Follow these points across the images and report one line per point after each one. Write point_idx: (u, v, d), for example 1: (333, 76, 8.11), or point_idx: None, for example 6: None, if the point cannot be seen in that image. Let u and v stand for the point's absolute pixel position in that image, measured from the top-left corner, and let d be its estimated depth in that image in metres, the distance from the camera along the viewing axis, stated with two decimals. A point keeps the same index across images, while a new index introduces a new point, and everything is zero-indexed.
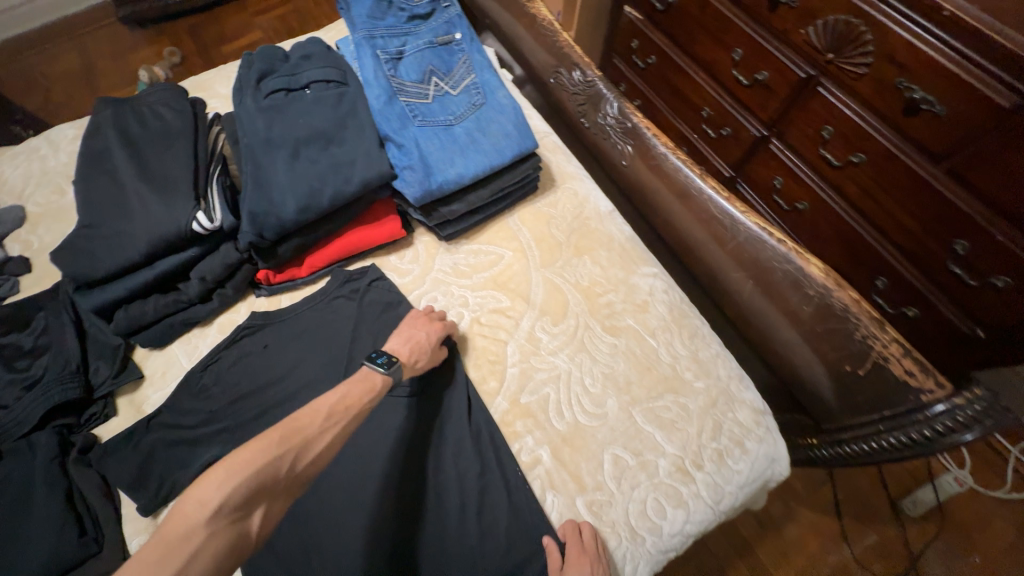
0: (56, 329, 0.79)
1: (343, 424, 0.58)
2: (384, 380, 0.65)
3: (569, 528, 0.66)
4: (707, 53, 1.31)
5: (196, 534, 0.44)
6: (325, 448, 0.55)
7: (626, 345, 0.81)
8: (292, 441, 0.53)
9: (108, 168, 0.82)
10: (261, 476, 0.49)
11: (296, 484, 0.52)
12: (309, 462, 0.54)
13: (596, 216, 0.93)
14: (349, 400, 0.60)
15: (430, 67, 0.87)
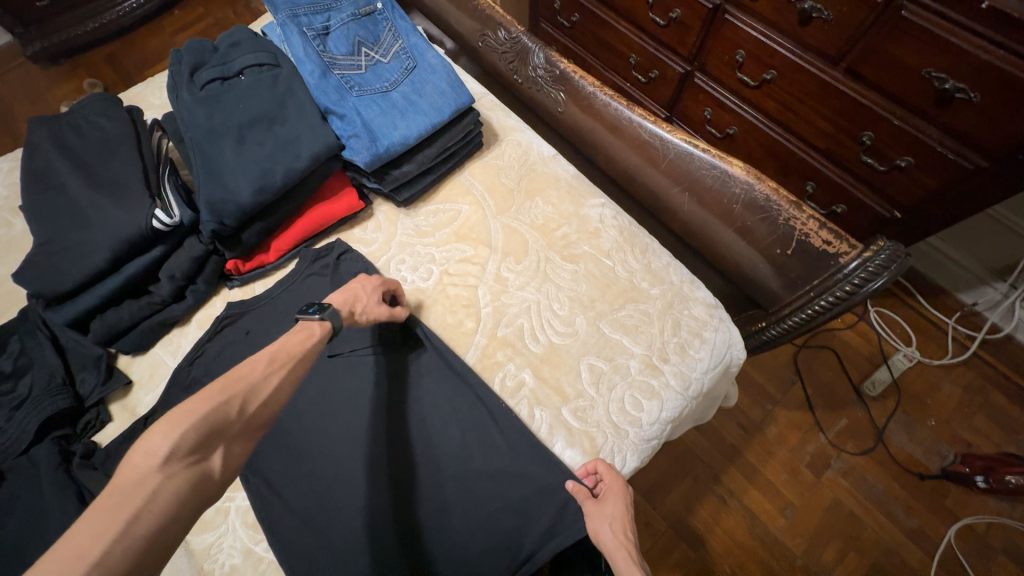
0: (35, 348, 0.80)
1: (291, 367, 0.58)
2: (326, 328, 0.65)
3: (603, 468, 0.70)
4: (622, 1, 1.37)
5: (151, 479, 0.43)
6: (274, 391, 0.55)
7: (586, 269, 0.87)
8: (235, 388, 0.52)
9: (54, 183, 0.82)
10: (211, 419, 0.48)
11: (253, 426, 0.51)
12: (262, 404, 0.53)
13: (542, 160, 0.99)
14: (291, 348, 0.59)
15: (358, 39, 0.90)
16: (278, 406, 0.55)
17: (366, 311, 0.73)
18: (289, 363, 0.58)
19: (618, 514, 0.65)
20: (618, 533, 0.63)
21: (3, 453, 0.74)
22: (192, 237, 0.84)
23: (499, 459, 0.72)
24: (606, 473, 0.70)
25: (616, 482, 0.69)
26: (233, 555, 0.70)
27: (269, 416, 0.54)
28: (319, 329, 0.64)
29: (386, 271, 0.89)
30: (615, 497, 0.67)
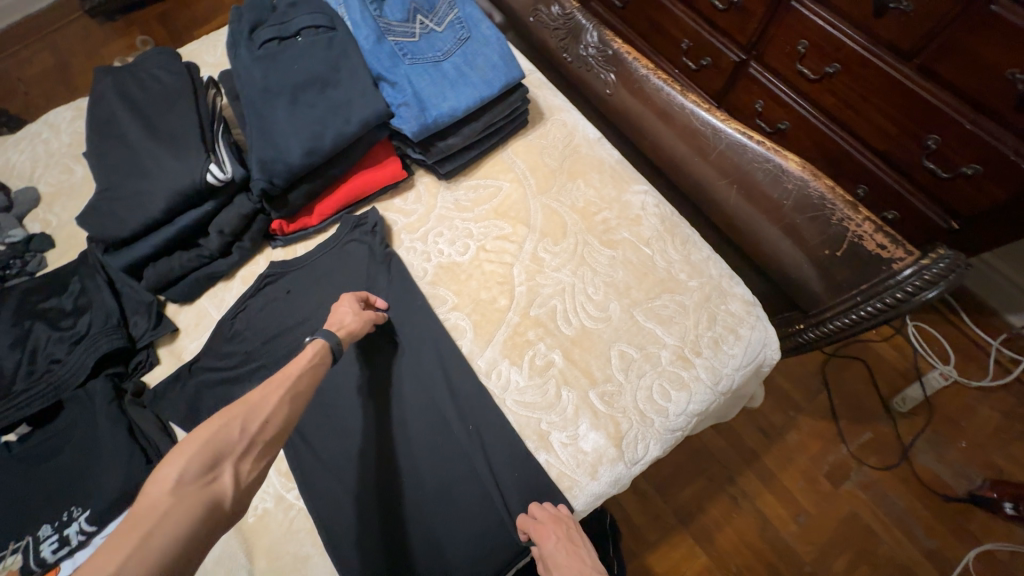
0: (93, 289, 0.84)
1: (290, 384, 0.58)
2: (321, 346, 0.66)
3: (525, 519, 0.69)
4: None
5: (162, 502, 0.44)
6: (273, 408, 0.55)
7: (624, 255, 0.86)
8: (234, 409, 0.53)
9: (116, 132, 0.86)
10: (216, 442, 0.49)
11: (259, 441, 0.53)
12: (264, 423, 0.54)
13: (586, 143, 0.98)
14: (291, 367, 0.60)
15: (414, 6, 0.88)
16: (283, 420, 0.55)
17: (352, 321, 0.74)
18: (285, 381, 0.58)
19: (552, 562, 0.64)
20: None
21: (61, 384, 0.79)
22: (241, 193, 0.86)
23: (518, 435, 0.76)
24: (528, 524, 0.68)
25: (547, 519, 0.68)
26: (265, 499, 0.75)
27: (275, 433, 0.54)
28: (309, 347, 0.65)
29: (424, 243, 0.91)
30: (546, 545, 0.65)
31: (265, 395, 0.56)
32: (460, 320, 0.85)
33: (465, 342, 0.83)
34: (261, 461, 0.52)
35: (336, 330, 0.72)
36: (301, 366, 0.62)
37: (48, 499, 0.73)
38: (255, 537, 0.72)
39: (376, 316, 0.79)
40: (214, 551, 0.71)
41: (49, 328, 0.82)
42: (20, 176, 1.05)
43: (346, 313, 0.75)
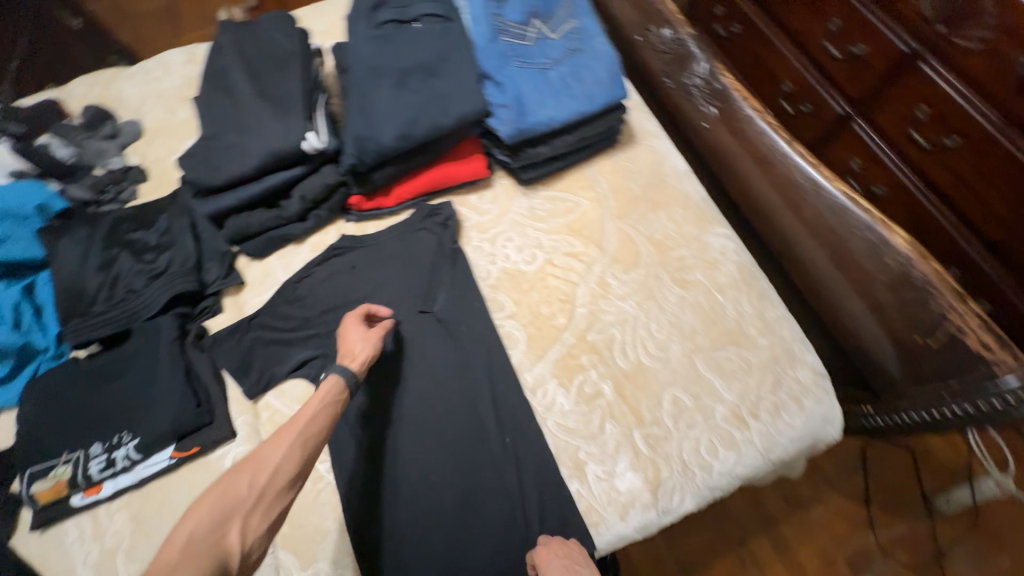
0: (178, 230, 0.88)
1: (298, 432, 0.60)
2: (335, 383, 0.68)
3: (533, 548, 0.69)
4: (799, 23, 1.25)
5: (174, 559, 0.47)
6: (282, 456, 0.58)
7: (694, 298, 0.83)
8: (244, 467, 0.56)
9: (227, 86, 0.89)
10: (225, 499, 0.52)
11: (270, 492, 0.55)
12: (273, 473, 0.56)
13: (674, 175, 0.95)
14: (303, 414, 0.63)
15: (533, 10, 0.85)
16: (291, 468, 0.57)
17: (362, 348, 0.74)
18: (296, 426, 0.61)
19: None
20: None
21: (133, 314, 0.83)
22: (328, 164, 0.88)
23: (554, 458, 0.74)
24: (533, 551, 0.68)
25: (550, 543, 0.67)
26: None
27: (287, 479, 0.57)
28: (324, 386, 0.67)
29: (492, 245, 0.91)
30: (545, 566, 0.64)
31: (277, 443, 0.59)
32: (515, 329, 0.84)
33: (517, 353, 0.82)
34: (272, 511, 0.55)
35: (349, 362, 0.72)
36: (313, 409, 0.64)
37: (105, 419, 0.78)
38: None
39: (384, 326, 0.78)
40: None
41: (132, 258, 0.86)
42: (128, 108, 1.12)
43: (360, 342, 0.75)
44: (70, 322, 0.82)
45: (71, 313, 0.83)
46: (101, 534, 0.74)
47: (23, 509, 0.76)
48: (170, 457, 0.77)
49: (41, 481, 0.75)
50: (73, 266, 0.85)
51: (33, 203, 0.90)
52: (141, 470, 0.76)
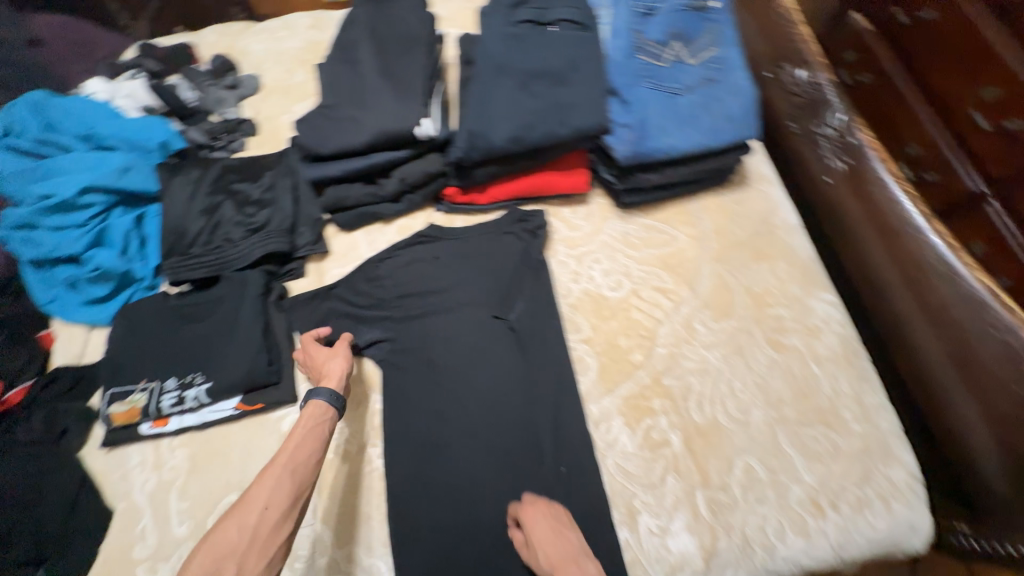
0: (281, 189, 0.90)
1: (279, 469, 0.59)
2: (318, 406, 0.68)
3: (514, 504, 0.67)
4: (919, 45, 0.97)
5: None
6: (269, 491, 0.57)
7: (786, 363, 0.77)
8: (236, 510, 0.56)
9: (353, 59, 0.91)
10: (218, 547, 0.52)
11: (263, 533, 0.54)
12: (263, 510, 0.55)
13: (784, 227, 0.89)
14: (291, 448, 0.62)
15: (676, 31, 0.80)
16: (282, 502, 0.57)
17: (333, 364, 0.74)
18: (283, 455, 0.61)
19: (537, 540, 0.61)
20: (545, 564, 0.59)
21: (225, 261, 0.86)
22: (434, 152, 0.88)
23: (607, 500, 0.70)
24: (516, 506, 0.66)
25: (534, 501, 0.65)
26: (348, 443, 0.77)
27: (281, 512, 0.56)
28: (307, 411, 0.67)
29: (578, 263, 0.88)
30: (532, 526, 0.62)
31: (265, 476, 0.59)
32: (587, 355, 0.81)
33: (586, 380, 0.79)
34: (269, 548, 0.54)
35: (325, 383, 0.72)
36: (298, 439, 0.63)
37: (183, 357, 0.81)
38: (330, 473, 0.75)
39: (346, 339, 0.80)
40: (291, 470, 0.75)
41: (235, 208, 0.89)
42: (251, 62, 1.16)
43: (330, 360, 0.75)
44: (170, 259, 0.86)
45: (172, 250, 0.87)
46: (160, 466, 0.77)
47: (97, 425, 0.82)
48: (234, 407, 0.79)
49: (120, 403, 0.78)
50: (180, 206, 0.88)
51: (157, 140, 0.94)
52: (205, 414, 0.79)
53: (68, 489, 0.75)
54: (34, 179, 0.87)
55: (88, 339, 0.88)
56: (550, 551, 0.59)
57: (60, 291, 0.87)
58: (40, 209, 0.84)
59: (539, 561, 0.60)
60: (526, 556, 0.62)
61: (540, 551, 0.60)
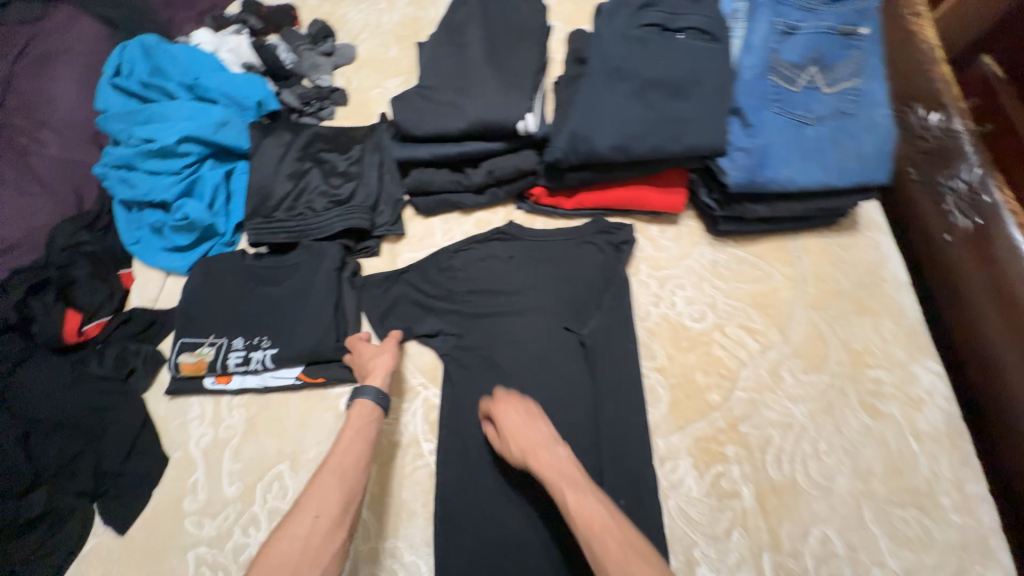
0: (367, 164, 0.89)
1: (325, 475, 0.56)
2: (365, 405, 0.65)
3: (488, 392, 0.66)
4: None
5: None
6: (322, 499, 0.54)
7: (881, 432, 0.70)
8: (287, 520, 0.53)
9: (459, 43, 0.88)
10: (273, 558, 0.50)
11: (317, 548, 0.51)
12: (314, 519, 0.53)
13: (892, 282, 0.81)
14: (340, 455, 0.59)
15: (817, 54, 0.73)
16: (334, 511, 0.54)
17: (378, 359, 0.72)
18: (332, 459, 0.58)
19: (508, 432, 0.61)
20: (515, 450, 0.60)
21: (304, 229, 0.85)
22: (529, 149, 0.84)
23: (666, 544, 0.66)
24: (490, 402, 0.66)
25: (507, 398, 0.64)
26: (403, 432, 0.77)
27: (334, 519, 0.53)
28: (353, 412, 0.64)
29: (660, 285, 0.83)
30: (504, 417, 0.62)
31: (315, 481, 0.56)
32: (659, 386, 0.76)
33: (655, 411, 0.75)
34: (321, 562, 0.51)
35: (372, 381, 0.69)
36: (347, 444, 0.60)
37: (252, 318, 0.81)
38: (381, 461, 0.75)
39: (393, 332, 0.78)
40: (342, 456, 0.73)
41: (320, 177, 0.88)
42: (348, 32, 1.15)
43: (376, 356, 0.73)
44: (253, 220, 0.86)
45: (255, 211, 0.87)
46: (217, 423, 0.78)
47: (161, 370, 0.84)
48: (296, 377, 0.79)
49: (188, 354, 0.80)
50: (268, 168, 0.88)
51: (254, 98, 0.93)
52: (267, 378, 0.79)
53: (130, 429, 0.77)
54: (138, 122, 0.89)
55: (163, 285, 0.91)
56: (520, 439, 0.60)
57: (145, 233, 0.90)
58: (140, 152, 0.86)
59: (510, 448, 0.60)
60: (499, 445, 0.63)
61: (510, 439, 0.60)
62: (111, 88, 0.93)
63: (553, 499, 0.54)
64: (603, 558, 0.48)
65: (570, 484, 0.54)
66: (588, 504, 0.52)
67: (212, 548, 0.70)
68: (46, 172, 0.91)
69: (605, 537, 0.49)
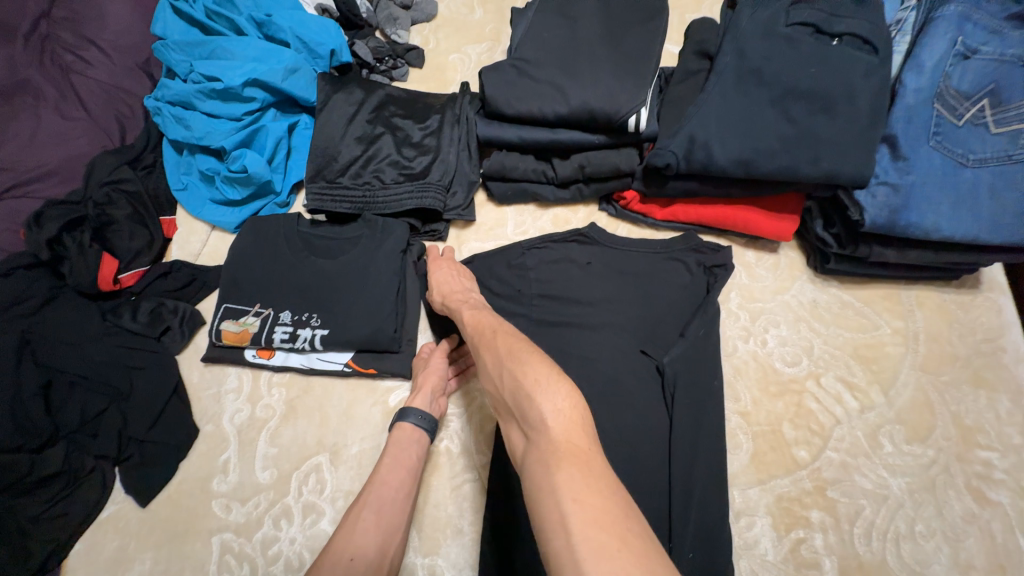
0: (445, 137, 0.80)
1: (359, 513, 0.55)
2: (406, 431, 0.64)
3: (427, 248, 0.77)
4: None
5: None
6: (359, 542, 0.52)
7: (986, 522, 0.63)
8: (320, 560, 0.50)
9: (567, 16, 0.78)
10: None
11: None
12: (349, 559, 0.50)
13: (1014, 353, 0.72)
14: (378, 490, 0.58)
15: (996, 86, 0.62)
16: (369, 558, 0.52)
17: (425, 374, 0.68)
18: (371, 491, 0.58)
19: (435, 281, 0.70)
20: (436, 294, 0.70)
21: (369, 201, 0.77)
22: (631, 148, 0.75)
23: None
24: (427, 260, 0.75)
25: (444, 258, 0.74)
26: (453, 442, 0.70)
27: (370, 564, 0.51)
28: (393, 436, 0.64)
29: (752, 319, 0.75)
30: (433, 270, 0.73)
31: (352, 516, 0.55)
32: (741, 433, 0.69)
33: (735, 460, 0.68)
34: None
35: (415, 399, 0.66)
36: (383, 483, 0.59)
37: (300, 292, 0.74)
38: (428, 470, 0.69)
39: (448, 341, 0.72)
40: None
41: (392, 146, 0.79)
42: None
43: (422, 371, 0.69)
44: (315, 183, 0.78)
45: (318, 173, 0.78)
46: (254, 401, 0.72)
47: (198, 333, 0.77)
48: (345, 364, 0.72)
49: (232, 322, 0.73)
50: (335, 128, 0.79)
51: (328, 46, 0.83)
52: (313, 360, 0.72)
53: (159, 394, 0.71)
54: (200, 55, 0.81)
55: (208, 240, 0.83)
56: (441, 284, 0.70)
57: (194, 180, 0.83)
58: (201, 90, 0.77)
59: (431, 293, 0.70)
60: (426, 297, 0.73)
61: (433, 285, 0.70)
62: (172, 13, 0.84)
63: (456, 322, 0.63)
64: (479, 342, 0.56)
65: (469, 305, 0.64)
66: (480, 315, 0.60)
67: (238, 536, 0.65)
68: (90, 96, 0.83)
69: (484, 329, 0.56)
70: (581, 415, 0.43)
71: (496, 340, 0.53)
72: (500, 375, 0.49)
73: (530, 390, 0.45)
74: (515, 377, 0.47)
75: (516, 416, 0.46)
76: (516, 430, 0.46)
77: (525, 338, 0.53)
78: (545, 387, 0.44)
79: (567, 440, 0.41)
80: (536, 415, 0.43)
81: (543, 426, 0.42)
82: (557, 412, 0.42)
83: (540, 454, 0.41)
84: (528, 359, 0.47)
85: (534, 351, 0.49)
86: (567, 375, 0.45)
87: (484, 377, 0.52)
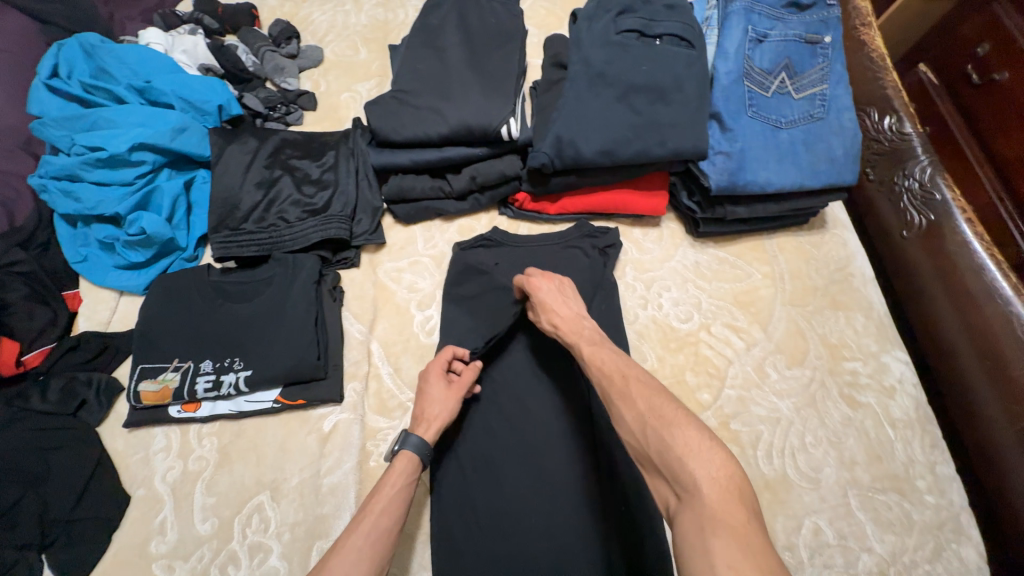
0: (343, 171, 0.84)
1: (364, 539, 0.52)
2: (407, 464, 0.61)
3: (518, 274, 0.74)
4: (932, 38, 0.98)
5: None
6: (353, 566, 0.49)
7: (861, 422, 0.74)
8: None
9: (437, 48, 0.86)
10: None
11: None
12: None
13: (861, 276, 0.85)
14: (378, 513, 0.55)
15: (787, 61, 0.76)
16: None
17: (439, 408, 0.66)
18: (368, 519, 0.54)
19: (541, 304, 0.68)
20: (547, 322, 0.67)
21: (278, 240, 0.80)
22: (513, 154, 0.83)
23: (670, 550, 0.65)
24: (524, 278, 0.72)
25: (539, 275, 0.71)
26: None
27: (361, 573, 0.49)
28: (396, 466, 0.61)
29: (647, 287, 0.84)
30: (537, 293, 0.68)
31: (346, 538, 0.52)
32: None
33: None
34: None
35: (424, 428, 0.65)
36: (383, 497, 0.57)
37: (218, 338, 0.75)
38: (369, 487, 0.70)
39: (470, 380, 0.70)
40: (334, 479, 0.70)
41: (292, 186, 0.83)
42: (313, 33, 1.10)
43: (438, 401, 0.67)
44: (219, 233, 0.80)
45: (220, 223, 0.81)
46: (186, 455, 0.72)
47: (118, 402, 0.76)
48: (274, 400, 0.74)
49: (150, 382, 0.73)
50: (232, 177, 0.82)
51: (214, 103, 0.87)
52: (241, 403, 0.74)
53: (81, 469, 0.69)
54: (81, 128, 0.82)
55: (117, 306, 0.83)
56: (552, 313, 0.66)
57: (93, 250, 0.83)
58: (86, 161, 0.78)
59: (542, 319, 0.68)
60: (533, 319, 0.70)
61: (541, 309, 0.68)
62: (47, 91, 0.84)
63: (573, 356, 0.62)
64: (609, 388, 0.54)
65: (588, 341, 0.62)
66: (602, 355, 0.59)
67: None
68: None
69: (610, 373, 0.55)
70: (736, 479, 0.41)
71: (631, 391, 0.51)
72: (643, 431, 0.47)
73: (681, 453, 0.43)
74: (661, 436, 0.45)
75: (663, 473, 0.44)
76: (662, 485, 0.45)
77: (664, 392, 0.50)
78: (698, 453, 0.42)
79: (721, 509, 0.39)
80: (686, 478, 0.42)
81: (696, 492, 0.40)
82: (712, 480, 0.41)
83: (691, 519, 0.39)
84: (675, 418, 0.46)
85: (682, 410, 0.47)
86: (720, 440, 0.43)
87: (622, 429, 0.50)
